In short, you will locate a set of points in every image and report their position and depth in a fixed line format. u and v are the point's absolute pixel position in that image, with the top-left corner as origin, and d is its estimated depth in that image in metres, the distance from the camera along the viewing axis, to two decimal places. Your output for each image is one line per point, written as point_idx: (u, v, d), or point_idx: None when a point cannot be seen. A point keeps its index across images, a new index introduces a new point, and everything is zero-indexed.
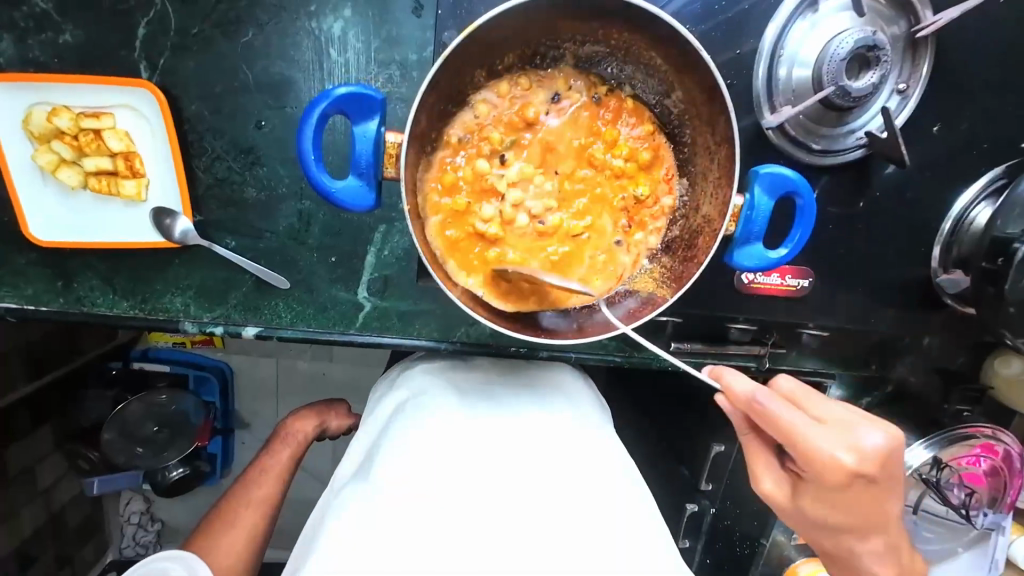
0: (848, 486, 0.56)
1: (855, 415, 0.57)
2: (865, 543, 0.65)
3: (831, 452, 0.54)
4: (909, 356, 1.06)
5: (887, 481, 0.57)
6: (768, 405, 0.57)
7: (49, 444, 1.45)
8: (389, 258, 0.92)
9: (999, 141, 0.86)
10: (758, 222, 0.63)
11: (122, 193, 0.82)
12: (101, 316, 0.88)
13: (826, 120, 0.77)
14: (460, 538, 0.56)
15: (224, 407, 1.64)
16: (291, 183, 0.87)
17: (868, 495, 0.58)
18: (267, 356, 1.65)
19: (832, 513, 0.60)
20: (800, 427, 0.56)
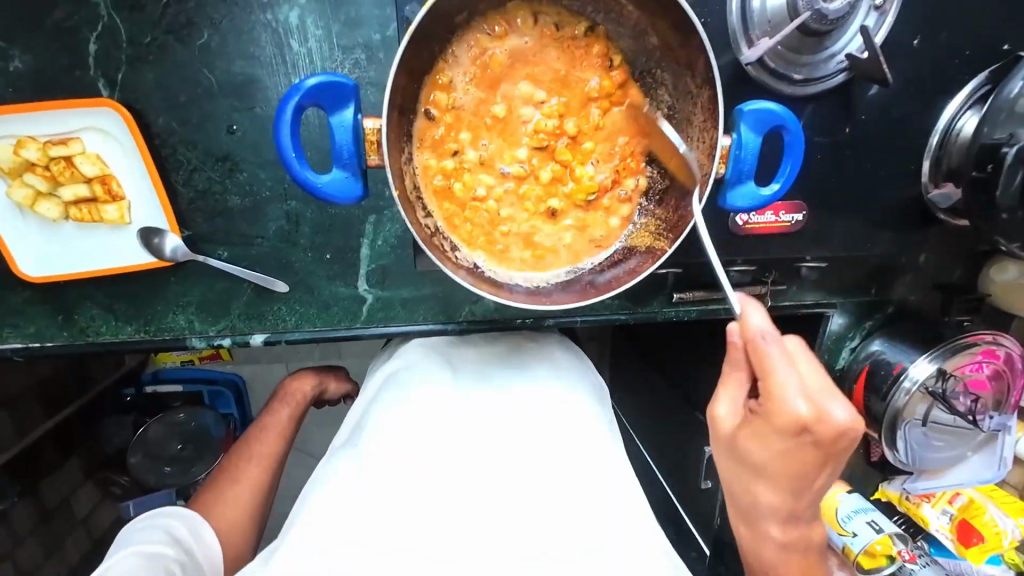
0: (794, 438, 0.60)
1: (828, 392, 0.59)
2: (764, 492, 0.67)
3: (792, 403, 0.59)
4: (905, 275, 1.10)
5: (831, 454, 0.61)
6: (769, 345, 0.61)
7: (80, 474, 1.46)
8: (384, 248, 0.92)
9: (980, 46, 0.84)
10: (748, 161, 0.62)
11: (106, 218, 0.80)
12: (107, 344, 0.89)
13: (805, 48, 0.76)
14: (463, 522, 0.67)
15: (242, 416, 1.65)
16: (273, 185, 0.85)
17: (791, 460, 0.62)
18: (276, 361, 1.69)
19: (766, 452, 0.63)
20: (779, 369, 0.60)
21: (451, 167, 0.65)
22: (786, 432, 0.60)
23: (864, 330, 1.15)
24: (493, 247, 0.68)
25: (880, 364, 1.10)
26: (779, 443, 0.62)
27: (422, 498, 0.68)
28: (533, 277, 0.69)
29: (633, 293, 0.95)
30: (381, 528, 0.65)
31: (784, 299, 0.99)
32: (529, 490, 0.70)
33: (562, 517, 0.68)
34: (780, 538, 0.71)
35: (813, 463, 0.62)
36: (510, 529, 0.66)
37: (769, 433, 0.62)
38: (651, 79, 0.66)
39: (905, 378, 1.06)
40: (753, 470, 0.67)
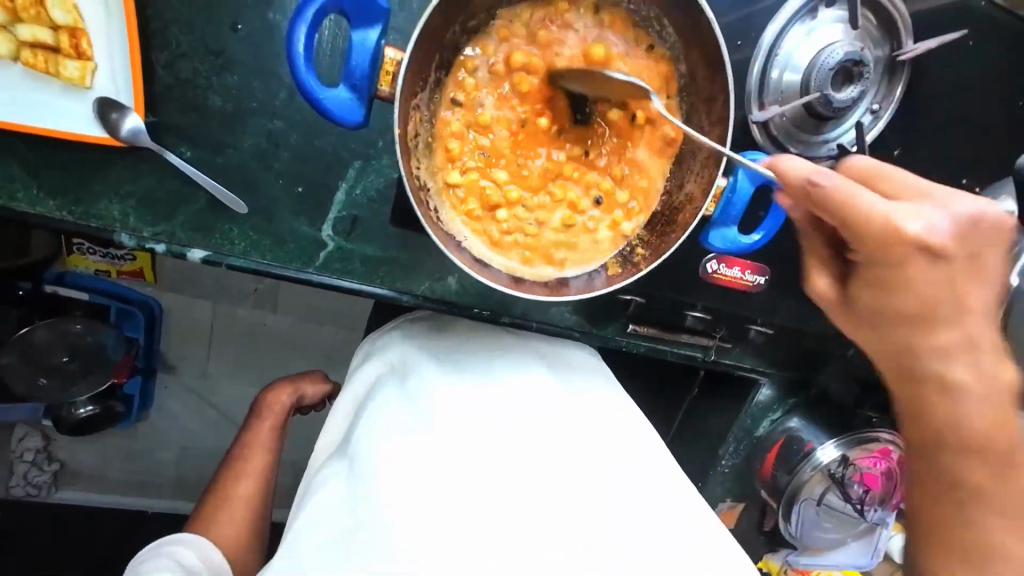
0: (900, 259, 0.56)
1: (941, 188, 0.57)
2: (933, 340, 0.60)
3: (900, 218, 0.54)
4: (835, 364, 1.19)
5: (960, 260, 0.57)
6: (827, 178, 0.55)
7: None
8: (360, 198, 0.88)
9: (961, 169, 0.90)
10: (737, 206, 0.64)
11: (63, 74, 0.72)
12: (19, 212, 0.78)
13: (806, 126, 0.80)
14: (485, 517, 0.58)
15: (149, 344, 1.52)
16: (263, 98, 0.80)
17: (951, 286, 0.57)
18: (202, 298, 1.55)
19: (909, 296, 0.58)
20: (862, 194, 0.54)
21: (473, 123, 0.64)
22: (900, 254, 0.55)
23: (789, 405, 1.20)
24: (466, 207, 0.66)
25: (794, 439, 1.18)
26: (908, 273, 0.57)
27: (451, 498, 0.60)
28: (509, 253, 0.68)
29: (592, 314, 0.96)
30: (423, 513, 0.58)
31: (728, 357, 1.03)
32: (534, 484, 0.63)
33: (569, 502, 0.63)
34: (956, 253, 0.56)
35: (962, 275, 0.57)
36: (517, 526, 0.58)
37: (894, 271, 0.57)
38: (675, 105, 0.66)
39: (812, 457, 1.14)
40: (884, 290, 0.59)
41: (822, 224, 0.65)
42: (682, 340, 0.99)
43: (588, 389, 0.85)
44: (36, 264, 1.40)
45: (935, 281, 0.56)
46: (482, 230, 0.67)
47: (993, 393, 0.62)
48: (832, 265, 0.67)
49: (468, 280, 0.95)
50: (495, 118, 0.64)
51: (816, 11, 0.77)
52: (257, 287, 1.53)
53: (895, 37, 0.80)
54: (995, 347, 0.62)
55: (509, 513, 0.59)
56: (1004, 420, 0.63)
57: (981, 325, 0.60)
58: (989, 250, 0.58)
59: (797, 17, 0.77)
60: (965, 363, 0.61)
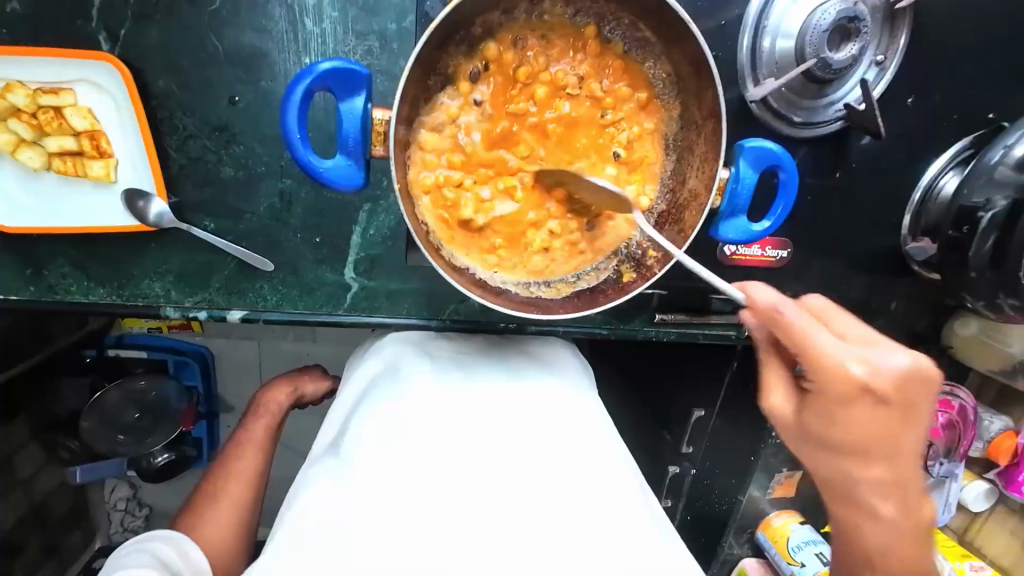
0: (854, 403, 0.53)
1: (880, 339, 0.54)
2: (868, 472, 0.58)
3: (848, 363, 0.52)
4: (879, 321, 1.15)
5: (903, 405, 0.54)
6: (789, 314, 0.54)
7: (26, 434, 1.42)
8: (375, 238, 0.92)
9: (980, 105, 0.86)
10: (743, 196, 0.63)
11: (90, 175, 0.77)
12: (75, 303, 0.85)
13: (807, 93, 0.78)
14: (491, 527, 0.59)
15: (207, 390, 1.62)
16: (269, 161, 0.84)
17: (887, 426, 0.54)
18: (246, 339, 1.62)
19: (843, 436, 0.56)
20: (818, 332, 0.53)
21: (466, 141, 0.64)
22: (848, 400, 0.53)
23: None
24: (470, 239, 0.67)
25: None
26: (853, 413, 0.54)
27: (455, 507, 0.61)
28: (520, 275, 0.69)
29: (617, 310, 0.98)
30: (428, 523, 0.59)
31: None
32: (534, 487, 0.64)
33: (577, 508, 0.63)
34: (890, 394, 0.52)
35: (902, 423, 0.55)
36: (514, 530, 0.59)
37: (835, 410, 0.55)
38: (665, 102, 0.65)
39: None
40: (834, 453, 0.57)
41: (780, 351, 0.60)
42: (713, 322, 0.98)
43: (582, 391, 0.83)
44: (98, 333, 1.54)
45: (876, 423, 0.54)
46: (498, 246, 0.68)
47: (911, 526, 0.61)
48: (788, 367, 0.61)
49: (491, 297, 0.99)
50: (496, 140, 0.65)
51: None
52: None
53: None
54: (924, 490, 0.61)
55: (503, 515, 0.61)
56: (919, 542, 0.62)
57: (910, 459, 0.58)
58: (927, 400, 0.54)
59: None
60: (882, 498, 0.60)
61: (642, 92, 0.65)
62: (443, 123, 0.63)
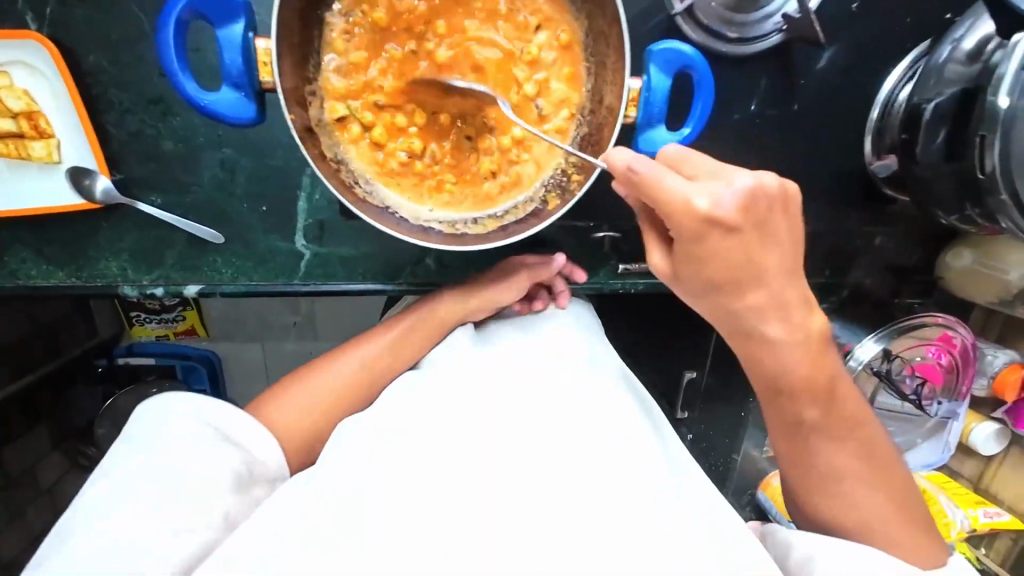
0: (706, 238, 0.51)
1: (728, 167, 0.53)
2: (745, 302, 0.56)
3: (689, 197, 0.50)
4: (865, 258, 1.09)
5: (751, 225, 0.51)
6: (641, 168, 0.51)
7: (45, 444, 1.45)
8: (321, 203, 0.92)
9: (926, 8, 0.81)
10: (657, 104, 0.60)
11: (32, 155, 0.79)
12: (37, 287, 0.88)
13: (740, 5, 0.75)
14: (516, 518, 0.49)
15: (216, 391, 1.64)
16: (207, 132, 0.85)
17: (744, 251, 0.52)
18: (250, 340, 1.64)
19: (709, 268, 0.53)
20: (667, 180, 0.50)
21: (378, 91, 0.64)
22: (698, 235, 0.51)
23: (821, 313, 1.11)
24: (404, 184, 0.68)
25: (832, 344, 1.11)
26: (709, 248, 0.52)
27: (472, 498, 0.51)
28: (454, 214, 0.68)
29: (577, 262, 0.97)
30: (436, 512, 0.50)
31: None
32: (563, 471, 0.54)
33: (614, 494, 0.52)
34: (734, 218, 0.50)
35: (756, 242, 0.52)
36: (529, 489, 0.52)
37: (691, 248, 0.52)
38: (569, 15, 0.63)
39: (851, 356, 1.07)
40: (716, 293, 0.56)
41: (650, 213, 0.58)
42: None
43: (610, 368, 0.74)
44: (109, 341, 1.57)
45: (729, 250, 0.52)
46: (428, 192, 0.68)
47: (807, 341, 0.57)
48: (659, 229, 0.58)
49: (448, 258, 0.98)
50: (413, 77, 0.64)
51: None
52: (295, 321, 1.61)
53: None
54: (807, 299, 0.57)
55: (518, 505, 0.50)
56: (820, 364, 0.58)
57: (784, 278, 0.55)
58: (779, 217, 0.53)
59: None
60: (780, 321, 0.56)
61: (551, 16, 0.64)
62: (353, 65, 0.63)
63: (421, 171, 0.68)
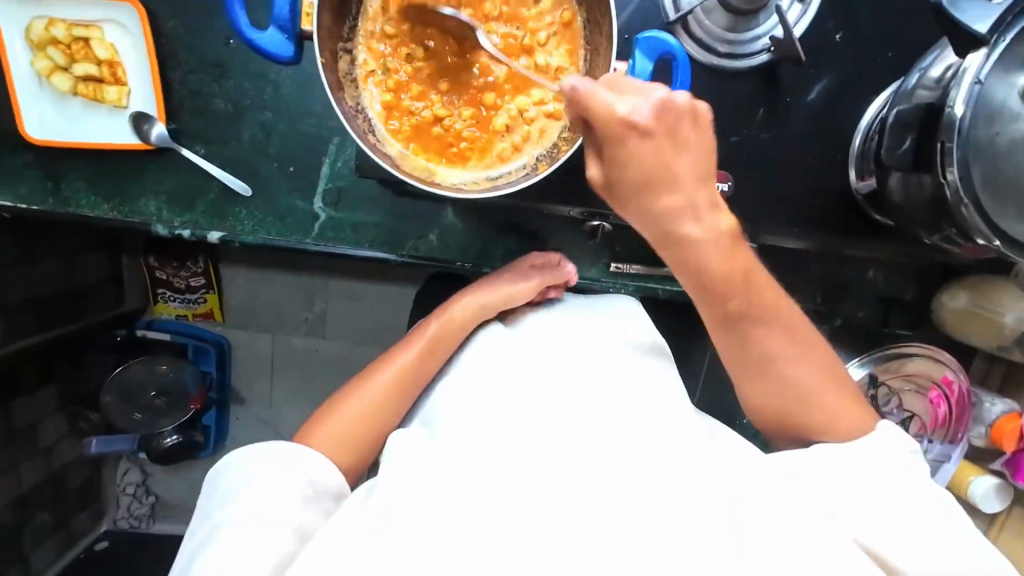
0: (626, 138, 0.64)
1: (631, 81, 0.66)
2: (662, 204, 0.67)
3: (611, 103, 0.63)
4: (857, 289, 1.07)
5: (662, 128, 0.64)
6: (584, 88, 0.62)
7: (53, 404, 1.63)
8: (342, 170, 1.01)
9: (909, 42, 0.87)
10: (641, 84, 0.68)
11: (106, 98, 0.92)
12: (84, 216, 0.99)
13: (730, 24, 0.84)
14: (539, 499, 0.55)
15: (220, 378, 1.84)
16: (254, 96, 0.97)
17: (659, 155, 0.65)
18: (264, 332, 1.86)
19: (635, 168, 0.65)
20: (601, 94, 0.63)
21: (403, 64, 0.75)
22: (619, 135, 0.64)
23: None
24: (425, 147, 0.76)
25: None
26: (631, 156, 0.65)
27: (501, 481, 0.57)
28: (460, 174, 0.75)
29: (570, 256, 1.07)
30: (470, 491, 0.56)
31: None
32: (580, 458, 0.59)
33: (628, 482, 0.56)
34: (647, 121, 0.63)
35: (671, 144, 0.65)
36: (546, 488, 0.56)
37: (614, 152, 0.65)
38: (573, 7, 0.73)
39: None
40: (623, 200, 0.68)
41: (589, 136, 0.68)
42: (669, 273, 1.06)
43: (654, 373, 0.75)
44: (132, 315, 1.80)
45: (645, 147, 0.64)
46: (440, 157, 0.76)
47: (721, 241, 0.68)
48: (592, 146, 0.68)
49: (450, 237, 1.07)
50: (432, 55, 0.74)
51: None
52: (307, 318, 1.84)
53: None
54: (714, 203, 0.68)
55: (538, 489, 0.56)
56: (735, 259, 0.69)
57: (694, 182, 0.66)
58: (687, 127, 0.65)
59: None
60: (682, 219, 0.67)
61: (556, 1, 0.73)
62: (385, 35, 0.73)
63: (442, 138, 0.76)
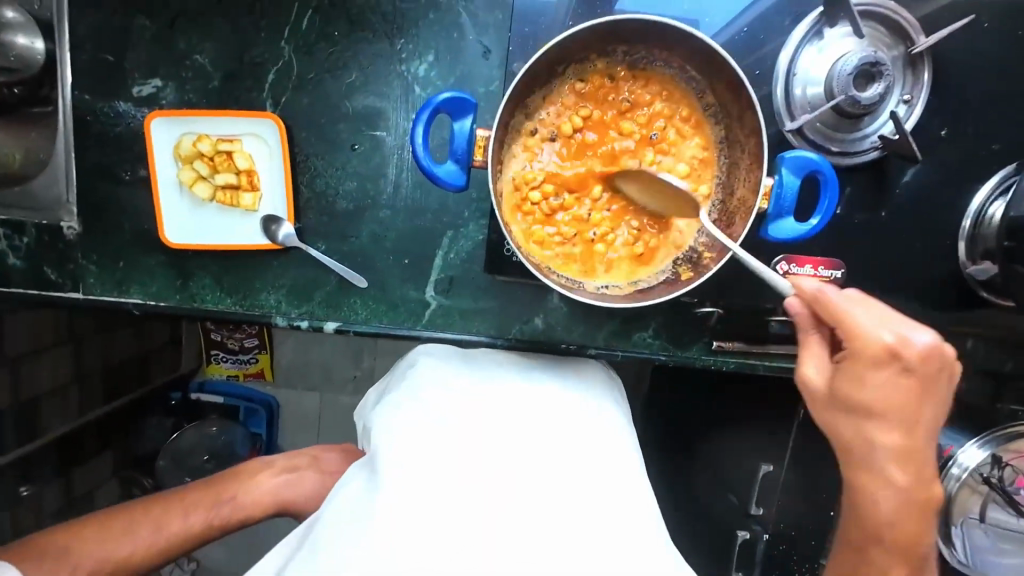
0: (884, 366, 0.66)
1: (900, 317, 0.68)
2: (883, 436, 0.72)
3: (880, 334, 0.65)
4: (956, 362, 1.07)
5: (928, 375, 0.67)
6: (831, 292, 0.67)
7: (107, 471, 1.58)
8: (454, 260, 1.05)
9: (1005, 139, 0.95)
10: (788, 199, 0.75)
11: (242, 204, 0.98)
12: (208, 311, 1.03)
13: (841, 127, 0.89)
14: (492, 516, 0.75)
15: (269, 437, 1.77)
16: (375, 196, 1.03)
17: (908, 394, 0.68)
18: (311, 390, 1.80)
19: (867, 393, 0.68)
20: (854, 311, 0.66)
21: (551, 179, 0.78)
22: (880, 363, 0.66)
23: None
24: (569, 257, 0.80)
25: (929, 448, 1.07)
26: (879, 377, 0.67)
27: (463, 501, 0.76)
28: (605, 280, 0.80)
29: (674, 336, 1.08)
30: (440, 508, 0.74)
31: None
32: (528, 484, 0.80)
33: (565, 506, 0.77)
34: (915, 360, 0.66)
35: (920, 390, 0.68)
36: (523, 530, 0.73)
37: (864, 372, 0.67)
38: (710, 121, 0.78)
39: (955, 462, 1.04)
40: (863, 413, 0.70)
41: (818, 327, 0.72)
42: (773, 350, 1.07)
43: (596, 409, 0.96)
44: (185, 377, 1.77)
45: (902, 384, 0.67)
46: (621, 264, 0.80)
47: (912, 500, 0.76)
48: (818, 350, 0.73)
49: (553, 319, 1.09)
50: (580, 168, 0.78)
51: (823, 32, 0.87)
52: (355, 374, 1.78)
53: (907, 38, 0.88)
54: (912, 435, 0.72)
55: (500, 514, 0.75)
56: (921, 491, 0.76)
57: (899, 428, 0.71)
58: (945, 380, 0.69)
59: (805, 40, 0.88)
60: (898, 466, 0.74)
61: (673, 99, 0.78)
62: (533, 156, 0.78)
63: (585, 248, 0.80)
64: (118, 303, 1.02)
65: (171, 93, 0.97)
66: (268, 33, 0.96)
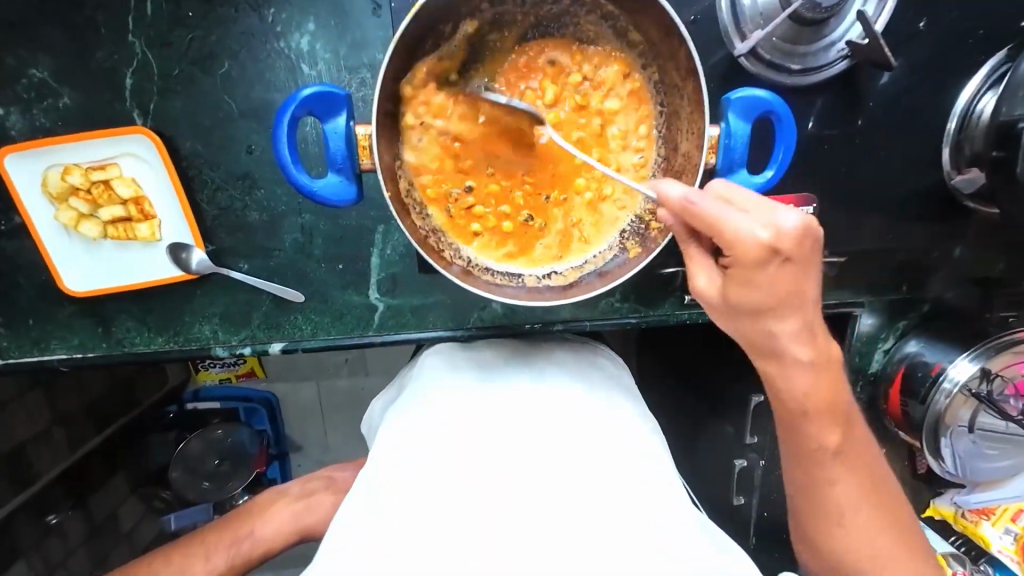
0: (766, 265, 0.56)
1: (763, 199, 0.57)
2: (781, 325, 0.61)
3: (753, 231, 0.55)
4: (942, 272, 0.99)
5: (805, 258, 0.57)
6: (699, 201, 0.57)
7: (125, 488, 1.49)
8: (393, 257, 0.95)
9: (994, 22, 0.83)
10: (738, 149, 0.65)
11: (139, 236, 0.87)
12: (141, 353, 0.94)
13: (800, 38, 0.76)
14: (483, 518, 0.59)
15: (276, 431, 1.61)
16: (288, 201, 0.91)
17: (792, 283, 0.58)
18: (306, 380, 1.63)
19: (758, 296, 0.59)
20: (727, 213, 0.56)
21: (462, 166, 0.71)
22: (761, 262, 0.56)
23: (900, 330, 1.04)
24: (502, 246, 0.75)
25: (917, 365, 1.00)
26: (764, 277, 0.57)
27: (451, 503, 0.61)
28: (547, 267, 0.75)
29: (642, 296, 1.00)
30: (424, 509, 0.60)
31: None
32: (533, 477, 0.64)
33: (571, 510, 0.60)
34: (789, 249, 0.55)
35: (801, 278, 0.58)
36: (522, 539, 0.56)
37: (748, 272, 0.58)
38: (641, 68, 0.70)
39: (944, 380, 0.96)
40: (753, 316, 0.62)
41: (696, 235, 0.65)
42: None
43: (629, 414, 0.79)
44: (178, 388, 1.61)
45: (783, 279, 0.57)
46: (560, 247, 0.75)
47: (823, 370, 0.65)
48: (702, 256, 0.64)
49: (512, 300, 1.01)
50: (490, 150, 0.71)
51: None
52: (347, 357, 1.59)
53: None
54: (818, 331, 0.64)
55: (510, 520, 0.58)
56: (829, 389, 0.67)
57: (815, 309, 0.62)
58: (811, 245, 0.56)
59: None
60: (798, 344, 0.63)
61: (571, 46, 0.71)
62: (434, 144, 0.70)
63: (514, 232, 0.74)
64: (42, 362, 0.93)
65: (17, 120, 0.82)
66: (111, 29, 0.81)
